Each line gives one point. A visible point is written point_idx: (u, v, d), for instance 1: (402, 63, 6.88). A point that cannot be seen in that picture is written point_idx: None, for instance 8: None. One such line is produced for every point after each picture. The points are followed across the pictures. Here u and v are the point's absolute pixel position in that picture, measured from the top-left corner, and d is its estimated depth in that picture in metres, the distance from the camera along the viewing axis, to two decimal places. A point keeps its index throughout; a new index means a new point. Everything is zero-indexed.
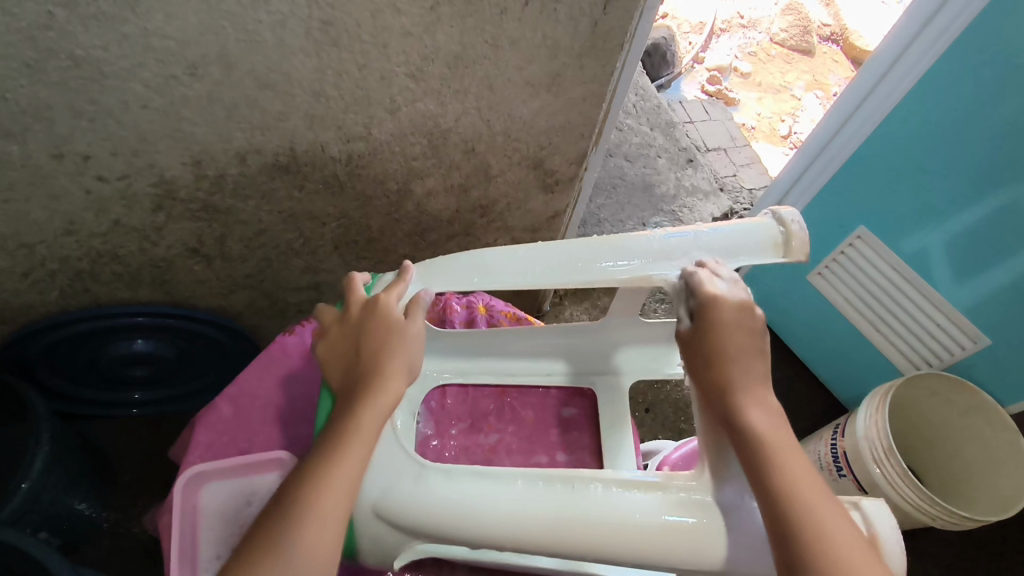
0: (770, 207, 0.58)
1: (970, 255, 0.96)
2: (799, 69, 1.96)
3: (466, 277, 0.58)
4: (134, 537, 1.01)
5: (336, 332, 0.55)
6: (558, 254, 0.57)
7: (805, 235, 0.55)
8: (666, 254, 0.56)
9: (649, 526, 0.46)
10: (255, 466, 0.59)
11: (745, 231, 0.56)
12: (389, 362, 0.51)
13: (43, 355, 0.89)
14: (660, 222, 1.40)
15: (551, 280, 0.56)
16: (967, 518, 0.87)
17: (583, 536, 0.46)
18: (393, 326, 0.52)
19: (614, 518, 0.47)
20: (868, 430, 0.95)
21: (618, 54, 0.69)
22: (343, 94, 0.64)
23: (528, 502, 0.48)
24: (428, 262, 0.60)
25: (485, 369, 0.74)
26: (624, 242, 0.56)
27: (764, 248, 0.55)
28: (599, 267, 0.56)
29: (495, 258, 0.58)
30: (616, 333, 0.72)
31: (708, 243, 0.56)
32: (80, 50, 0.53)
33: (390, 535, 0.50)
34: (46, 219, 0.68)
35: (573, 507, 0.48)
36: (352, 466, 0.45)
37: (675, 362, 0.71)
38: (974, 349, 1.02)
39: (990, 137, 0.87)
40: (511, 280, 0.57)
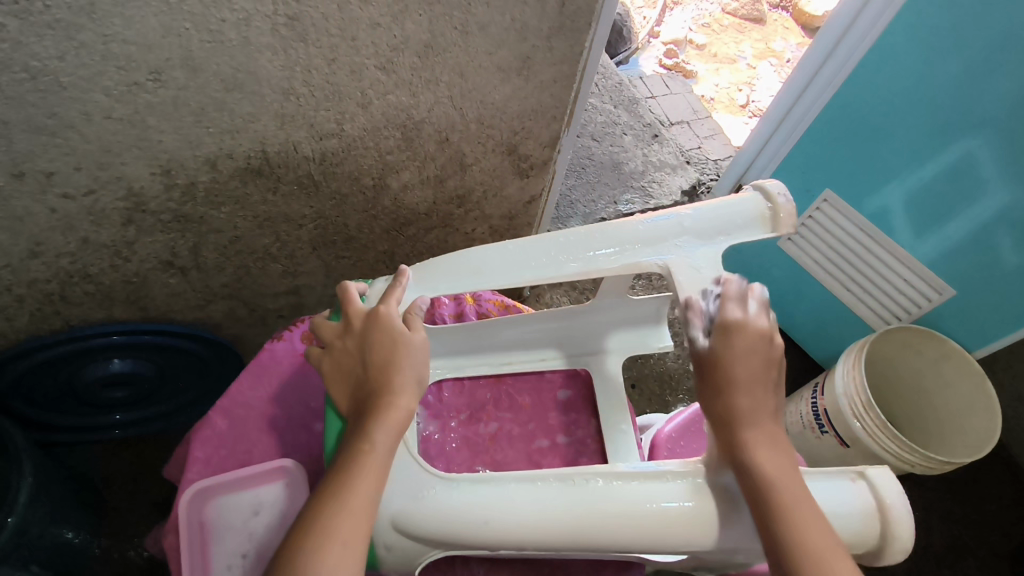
0: (754, 182, 0.59)
1: (924, 213, 1.00)
2: (751, 38, 2.00)
3: (460, 281, 0.58)
4: (130, 562, 0.99)
5: (338, 346, 0.54)
6: (547, 247, 0.57)
7: (791, 207, 0.56)
8: (653, 237, 0.56)
9: (666, 500, 0.47)
10: (260, 476, 0.58)
11: (734, 206, 0.56)
12: (398, 377, 0.51)
13: (16, 384, 0.85)
14: (631, 199, 1.42)
15: (545, 274, 0.56)
16: (944, 462, 0.90)
17: (601, 519, 0.47)
18: (397, 338, 0.52)
19: (631, 499, 0.48)
20: (847, 385, 0.98)
21: (586, 33, 0.70)
22: (313, 91, 0.63)
23: (544, 503, 0.48)
24: (423, 264, 0.60)
25: (480, 361, 0.74)
26: (612, 230, 0.57)
27: (754, 222, 0.56)
28: (592, 258, 0.56)
29: (485, 256, 0.58)
30: (604, 313, 0.73)
31: (697, 223, 0.56)
32: (36, 62, 0.50)
33: (410, 545, 0.50)
34: (10, 242, 0.65)
35: (583, 490, 0.48)
36: (363, 496, 0.45)
37: (663, 336, 0.73)
38: (940, 299, 1.05)
39: (939, 92, 0.91)
40: (502, 278, 0.57)
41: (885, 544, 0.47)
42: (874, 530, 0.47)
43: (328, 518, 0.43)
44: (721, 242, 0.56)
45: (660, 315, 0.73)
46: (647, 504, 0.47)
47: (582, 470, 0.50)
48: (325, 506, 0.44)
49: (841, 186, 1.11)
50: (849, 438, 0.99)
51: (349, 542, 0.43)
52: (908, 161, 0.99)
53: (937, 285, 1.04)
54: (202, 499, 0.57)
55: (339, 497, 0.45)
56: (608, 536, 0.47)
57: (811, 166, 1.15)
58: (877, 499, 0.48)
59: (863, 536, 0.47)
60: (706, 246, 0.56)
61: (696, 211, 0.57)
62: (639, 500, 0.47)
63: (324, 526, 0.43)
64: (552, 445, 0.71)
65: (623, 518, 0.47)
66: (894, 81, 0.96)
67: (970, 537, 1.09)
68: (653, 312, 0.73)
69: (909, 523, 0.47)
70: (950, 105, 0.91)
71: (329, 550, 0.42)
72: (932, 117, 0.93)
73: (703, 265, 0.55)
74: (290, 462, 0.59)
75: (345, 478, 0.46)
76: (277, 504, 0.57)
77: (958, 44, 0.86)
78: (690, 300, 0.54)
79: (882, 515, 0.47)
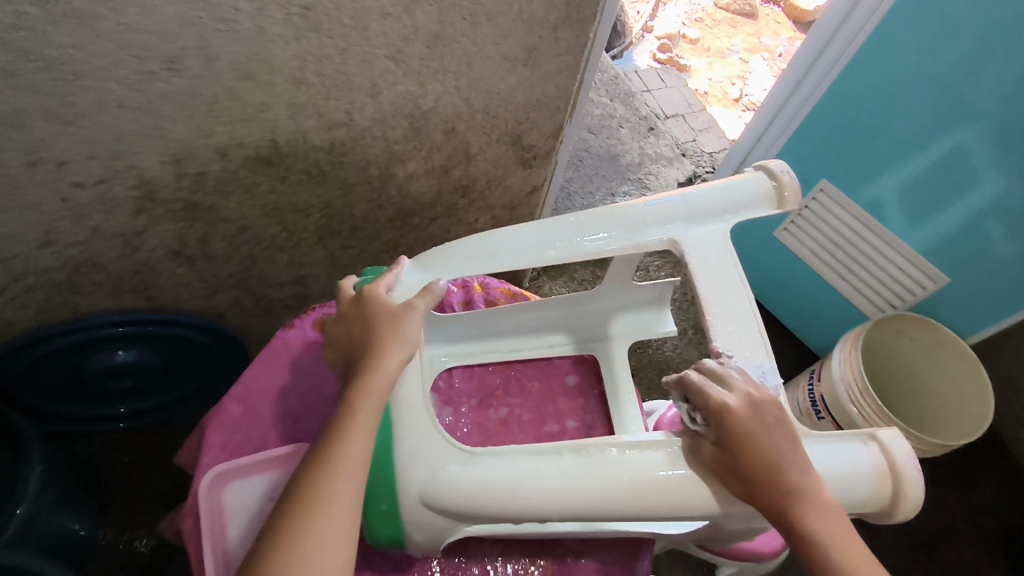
0: (757, 163, 0.61)
1: (917, 203, 1.03)
2: (743, 32, 2.01)
3: (475, 263, 0.59)
4: (135, 553, 0.99)
5: (334, 329, 0.57)
6: (556, 229, 0.59)
7: (795, 183, 0.58)
8: (657, 219, 0.58)
9: (681, 480, 0.49)
10: (276, 462, 0.59)
11: (740, 186, 0.59)
12: (376, 342, 0.52)
13: (22, 375, 0.85)
14: (628, 190, 1.44)
15: (559, 254, 0.58)
16: (937, 445, 0.93)
17: (617, 495, 0.49)
18: (378, 307, 0.54)
19: (647, 480, 0.49)
20: (843, 372, 1.01)
21: (590, 24, 0.71)
22: (324, 80, 0.64)
23: (568, 478, 0.50)
24: (434, 250, 0.61)
25: (492, 348, 0.76)
26: (616, 212, 0.59)
27: (760, 201, 0.58)
28: (603, 241, 0.58)
29: (499, 241, 0.59)
30: (608, 299, 0.75)
31: (702, 200, 0.58)
32: (53, 50, 0.51)
33: (438, 522, 0.52)
34: (21, 232, 0.66)
35: (592, 464, 0.50)
36: (349, 450, 0.46)
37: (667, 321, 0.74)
38: (934, 287, 1.08)
39: (930, 84, 0.93)
40: (517, 260, 0.58)
41: (899, 503, 0.48)
42: (889, 490, 0.48)
43: (324, 479, 0.44)
44: (729, 220, 0.58)
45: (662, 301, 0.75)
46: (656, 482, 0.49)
47: (593, 441, 0.51)
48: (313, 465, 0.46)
49: (837, 176, 1.13)
50: (844, 423, 1.02)
51: (336, 498, 0.44)
52: (901, 152, 1.01)
53: (932, 274, 1.06)
54: (221, 483, 0.58)
55: (324, 456, 0.46)
56: (626, 511, 0.49)
57: (806, 160, 1.17)
58: (889, 460, 0.49)
59: (876, 495, 0.49)
60: (714, 223, 0.58)
61: (701, 190, 0.59)
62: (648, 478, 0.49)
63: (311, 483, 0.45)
64: (561, 430, 0.72)
65: (639, 495, 0.49)
66: (884, 77, 0.99)
67: (961, 519, 1.12)
68: (652, 298, 0.75)
69: (920, 484, 0.49)
70: (941, 100, 0.93)
71: (329, 511, 0.43)
72: (925, 112, 0.96)
73: (714, 242, 0.57)
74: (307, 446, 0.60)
75: (331, 439, 0.47)
76: None
77: (951, 38, 0.88)
78: (702, 274, 0.55)
79: (896, 476, 0.48)
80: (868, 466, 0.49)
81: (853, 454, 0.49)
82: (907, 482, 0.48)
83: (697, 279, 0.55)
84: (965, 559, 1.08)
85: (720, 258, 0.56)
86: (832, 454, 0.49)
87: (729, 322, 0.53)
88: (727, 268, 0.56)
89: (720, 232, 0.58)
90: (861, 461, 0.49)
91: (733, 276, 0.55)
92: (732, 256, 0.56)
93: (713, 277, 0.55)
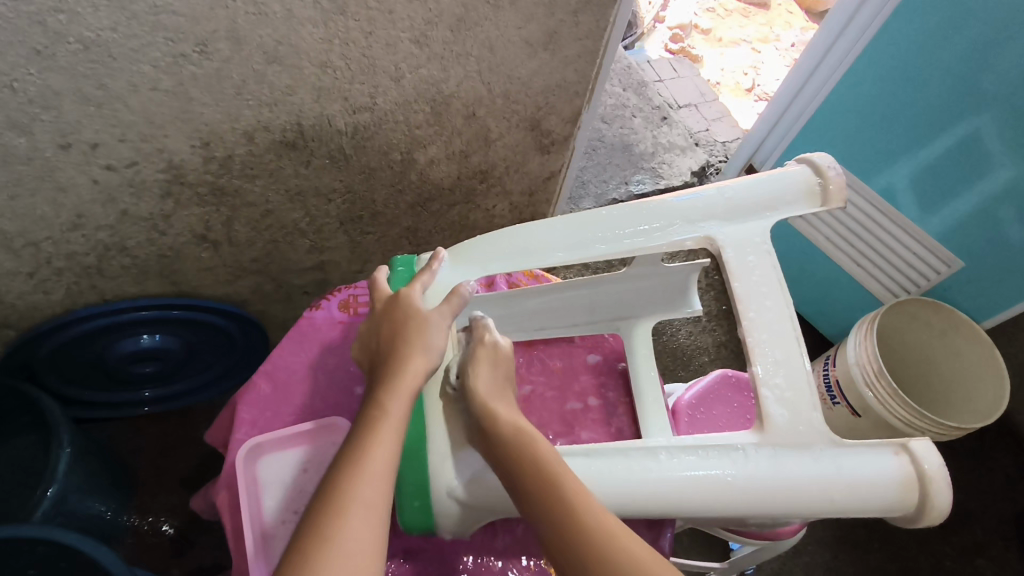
0: (800, 156, 0.59)
1: (929, 190, 1.03)
2: (756, 22, 2.00)
3: (511, 260, 0.60)
4: (160, 535, 1.01)
5: (367, 329, 0.59)
6: (587, 225, 0.59)
7: (840, 180, 0.55)
8: (689, 215, 0.57)
9: (710, 471, 0.50)
10: (311, 449, 0.61)
11: (782, 180, 0.56)
12: (408, 350, 0.54)
13: (50, 358, 0.87)
14: (642, 179, 1.44)
15: (593, 251, 0.58)
16: (953, 428, 0.93)
17: (649, 494, 0.50)
18: (415, 314, 0.56)
19: (676, 477, 0.50)
20: (859, 355, 1.01)
21: (611, 9, 0.72)
22: (349, 64, 0.65)
23: (600, 475, 0.52)
24: (467, 243, 0.62)
25: (515, 327, 0.77)
26: (647, 207, 0.58)
27: (802, 198, 0.56)
28: (635, 235, 0.58)
29: (528, 234, 0.60)
30: (636, 280, 0.74)
31: (738, 196, 0.57)
32: (90, 32, 0.52)
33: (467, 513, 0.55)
34: (53, 214, 0.67)
35: (621, 462, 0.51)
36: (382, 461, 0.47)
37: (692, 302, 0.74)
38: (949, 272, 1.06)
39: (947, 71, 0.94)
40: (552, 257, 0.59)
41: (925, 512, 0.49)
42: (916, 498, 0.49)
43: (351, 482, 0.45)
44: (767, 217, 0.56)
45: (689, 282, 0.73)
46: (685, 472, 0.50)
47: (632, 445, 0.53)
48: (345, 469, 0.46)
49: (854, 163, 1.13)
50: (860, 407, 1.02)
51: (371, 505, 0.44)
52: (916, 138, 1.02)
53: (944, 258, 1.06)
54: (255, 456, 0.60)
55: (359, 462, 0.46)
56: (656, 507, 0.50)
57: (823, 150, 1.18)
58: (918, 469, 0.49)
59: (899, 504, 0.49)
60: (751, 221, 0.57)
61: (740, 184, 0.57)
62: (677, 472, 0.50)
63: (345, 490, 0.45)
64: (584, 407, 0.74)
65: (671, 492, 0.50)
66: (899, 65, 0.99)
67: (978, 506, 1.12)
68: (679, 281, 0.73)
69: (949, 495, 0.48)
70: (954, 87, 0.94)
71: (356, 513, 0.44)
72: (936, 101, 0.97)
73: (751, 243, 0.56)
74: (343, 420, 0.62)
75: (364, 444, 0.48)
76: (325, 463, 0.60)
77: (969, 21, 0.89)
78: (739, 276, 0.55)
79: (923, 484, 0.49)
80: (897, 476, 0.49)
81: (883, 463, 0.49)
82: (936, 493, 0.48)
83: (733, 281, 0.55)
84: (981, 544, 1.09)
85: (758, 259, 0.56)
86: (861, 461, 0.49)
87: (763, 329, 0.53)
88: (765, 269, 0.55)
89: (758, 231, 0.56)
90: (890, 471, 0.49)
91: (771, 278, 0.55)
92: (770, 257, 0.56)
93: (749, 279, 0.55)
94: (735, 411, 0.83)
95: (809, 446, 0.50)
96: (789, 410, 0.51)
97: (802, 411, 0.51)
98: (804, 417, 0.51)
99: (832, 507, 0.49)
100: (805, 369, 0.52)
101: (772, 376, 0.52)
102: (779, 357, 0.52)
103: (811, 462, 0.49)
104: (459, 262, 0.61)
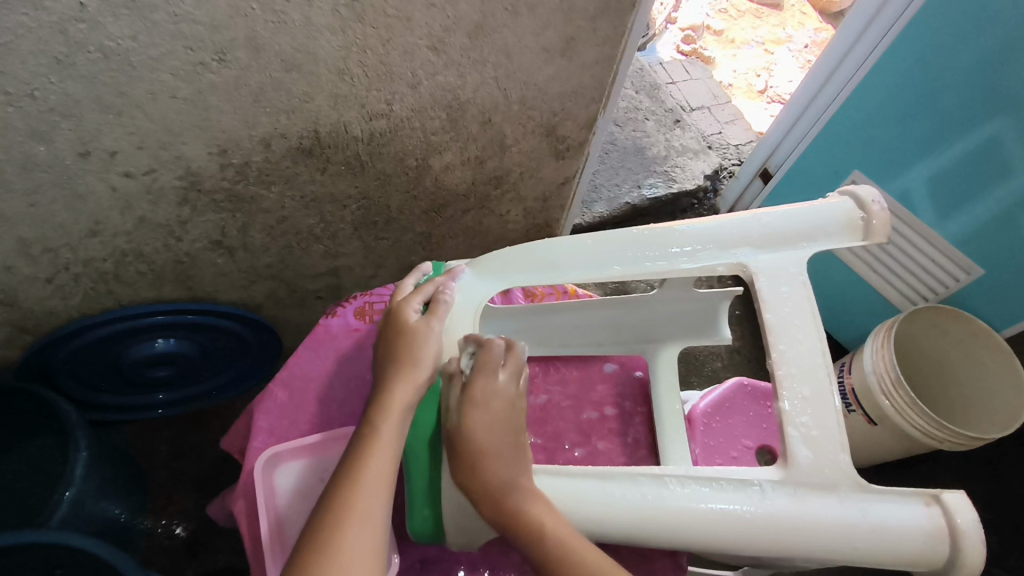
0: (846, 189, 0.59)
1: (947, 194, 1.02)
2: (769, 23, 1.96)
3: (540, 276, 0.60)
4: (173, 539, 1.01)
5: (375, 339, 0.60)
6: (622, 245, 0.59)
7: (884, 215, 0.56)
8: (727, 241, 0.57)
9: (733, 509, 0.50)
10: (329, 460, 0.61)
11: (825, 213, 0.57)
12: (404, 365, 0.56)
13: (66, 362, 0.87)
14: (655, 183, 1.44)
15: (625, 271, 0.58)
16: (972, 437, 0.92)
17: (672, 521, 0.50)
18: (409, 329, 0.57)
19: (700, 507, 0.50)
20: (876, 363, 1.00)
21: (629, 14, 0.71)
22: (367, 71, 0.64)
23: (622, 501, 0.52)
24: (497, 253, 0.62)
25: (539, 343, 0.77)
26: (680, 229, 0.58)
27: (844, 231, 0.56)
28: (668, 256, 0.58)
29: (563, 249, 0.60)
30: (664, 303, 0.74)
31: (778, 226, 0.57)
32: (110, 41, 0.52)
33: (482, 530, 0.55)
34: (71, 221, 0.67)
35: (647, 488, 0.52)
36: (378, 471, 0.50)
37: (722, 328, 0.74)
38: (968, 280, 1.05)
39: (966, 76, 0.92)
40: (580, 274, 0.59)
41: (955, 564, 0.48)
42: (945, 550, 0.48)
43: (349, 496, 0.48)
44: (805, 249, 0.57)
45: (718, 306, 0.73)
46: (705, 505, 0.50)
47: (648, 472, 0.53)
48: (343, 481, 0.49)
49: (870, 167, 1.12)
50: (876, 416, 1.01)
51: (367, 516, 0.47)
52: (933, 142, 1.00)
53: (965, 266, 1.04)
54: (271, 466, 0.60)
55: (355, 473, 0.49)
56: (678, 536, 0.50)
57: (838, 156, 1.17)
58: (948, 520, 0.49)
59: (928, 554, 0.48)
60: (787, 251, 0.57)
61: (780, 212, 0.58)
62: (696, 502, 0.51)
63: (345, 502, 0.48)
64: (600, 416, 0.75)
65: (693, 522, 0.50)
66: (914, 70, 0.99)
67: (995, 516, 1.10)
68: (710, 309, 0.73)
69: (980, 551, 0.48)
70: (969, 91, 0.93)
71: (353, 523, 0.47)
72: (953, 105, 0.96)
73: (787, 273, 0.56)
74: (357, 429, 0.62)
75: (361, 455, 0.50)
76: None
77: (988, 26, 0.87)
78: (771, 307, 0.56)
79: (953, 537, 0.48)
80: (926, 528, 0.49)
81: (912, 512, 0.49)
82: (968, 548, 0.47)
83: (766, 312, 0.55)
84: (998, 555, 1.07)
85: (792, 289, 0.56)
86: (888, 506, 0.49)
87: (791, 363, 0.54)
88: (799, 300, 0.56)
89: (794, 261, 0.57)
90: (919, 521, 0.49)
91: (804, 309, 0.55)
92: (804, 287, 0.56)
93: (781, 312, 0.55)
94: (751, 419, 0.83)
95: (834, 489, 0.50)
96: (815, 448, 0.51)
97: (827, 451, 0.51)
98: (830, 458, 0.51)
99: (855, 550, 0.49)
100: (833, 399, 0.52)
101: (798, 414, 0.52)
102: (807, 395, 0.53)
103: (835, 505, 0.49)
104: (488, 276, 0.61)
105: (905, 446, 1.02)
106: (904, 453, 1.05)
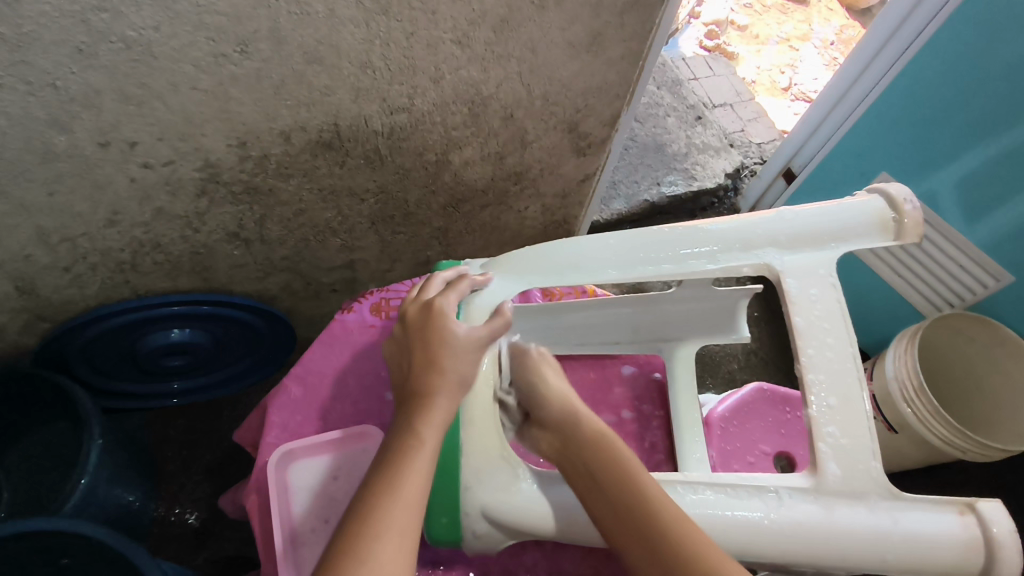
0: (875, 187, 0.57)
1: (975, 199, 0.99)
2: (795, 18, 1.90)
3: (557, 275, 0.58)
4: (184, 526, 1.02)
5: (401, 336, 0.55)
6: (644, 244, 0.57)
7: (917, 215, 0.54)
8: (752, 242, 0.56)
9: (754, 517, 0.49)
10: (343, 457, 0.61)
11: (855, 212, 0.55)
12: (439, 376, 0.51)
13: (82, 350, 0.87)
14: (674, 181, 1.41)
15: (645, 272, 0.56)
16: (997, 449, 0.89)
17: None
18: (446, 334, 0.53)
19: (720, 517, 0.49)
20: (898, 370, 0.97)
21: (657, 10, 0.69)
22: (389, 64, 0.63)
23: None
24: (515, 254, 0.61)
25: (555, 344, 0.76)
26: (704, 229, 0.56)
27: (874, 230, 0.54)
28: (691, 256, 0.56)
29: (582, 249, 0.58)
30: (676, 303, 0.72)
31: (806, 226, 0.55)
32: (133, 32, 0.51)
33: (495, 534, 0.55)
34: (90, 211, 0.67)
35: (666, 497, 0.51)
36: (414, 489, 0.43)
37: (739, 328, 0.72)
38: (997, 286, 1.02)
39: (1004, 77, 0.89)
40: (598, 273, 0.57)
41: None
42: (979, 563, 0.47)
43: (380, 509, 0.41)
44: (833, 250, 0.55)
45: (736, 307, 0.71)
46: (722, 512, 0.49)
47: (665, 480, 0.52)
48: (373, 496, 0.42)
49: (898, 169, 1.09)
50: (897, 424, 0.99)
51: (404, 531, 0.41)
52: (964, 144, 0.97)
53: (994, 271, 1.01)
54: (285, 462, 0.60)
55: (388, 489, 0.42)
56: None
57: (864, 156, 1.14)
58: (984, 531, 0.47)
59: (964, 569, 0.47)
60: (815, 252, 0.55)
61: (806, 211, 0.56)
62: (716, 510, 0.50)
63: (375, 518, 0.40)
64: (617, 420, 0.76)
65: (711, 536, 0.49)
66: (949, 68, 0.95)
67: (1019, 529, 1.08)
68: (727, 307, 0.71)
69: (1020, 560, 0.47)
70: (1007, 89, 0.89)
71: (383, 538, 0.40)
72: (984, 106, 0.93)
73: (816, 275, 0.55)
74: (373, 428, 0.62)
75: (394, 471, 0.44)
76: (356, 471, 0.60)
77: None
78: (801, 310, 0.54)
79: (988, 548, 0.47)
80: (961, 537, 0.47)
81: (944, 522, 0.48)
82: (1007, 559, 0.46)
83: (795, 316, 0.54)
84: None
85: (821, 293, 0.54)
86: (918, 515, 0.48)
87: (821, 369, 0.52)
88: (830, 305, 0.54)
89: (821, 262, 0.55)
90: (953, 531, 0.48)
91: (835, 314, 0.54)
92: (834, 290, 0.54)
93: (812, 316, 0.54)
94: (770, 426, 0.81)
95: (865, 497, 0.49)
96: (845, 462, 0.50)
97: (858, 462, 0.50)
98: (860, 466, 0.50)
99: (884, 563, 0.47)
100: (866, 407, 0.51)
101: (828, 422, 0.51)
102: (836, 405, 0.51)
103: (865, 513, 0.48)
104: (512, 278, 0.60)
105: (926, 455, 1.00)
106: (925, 462, 1.03)
